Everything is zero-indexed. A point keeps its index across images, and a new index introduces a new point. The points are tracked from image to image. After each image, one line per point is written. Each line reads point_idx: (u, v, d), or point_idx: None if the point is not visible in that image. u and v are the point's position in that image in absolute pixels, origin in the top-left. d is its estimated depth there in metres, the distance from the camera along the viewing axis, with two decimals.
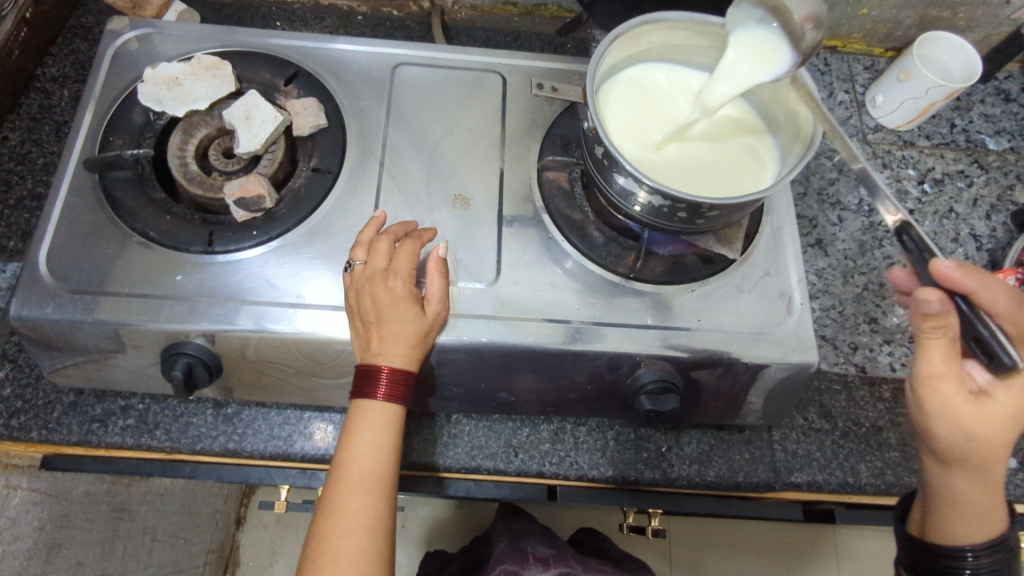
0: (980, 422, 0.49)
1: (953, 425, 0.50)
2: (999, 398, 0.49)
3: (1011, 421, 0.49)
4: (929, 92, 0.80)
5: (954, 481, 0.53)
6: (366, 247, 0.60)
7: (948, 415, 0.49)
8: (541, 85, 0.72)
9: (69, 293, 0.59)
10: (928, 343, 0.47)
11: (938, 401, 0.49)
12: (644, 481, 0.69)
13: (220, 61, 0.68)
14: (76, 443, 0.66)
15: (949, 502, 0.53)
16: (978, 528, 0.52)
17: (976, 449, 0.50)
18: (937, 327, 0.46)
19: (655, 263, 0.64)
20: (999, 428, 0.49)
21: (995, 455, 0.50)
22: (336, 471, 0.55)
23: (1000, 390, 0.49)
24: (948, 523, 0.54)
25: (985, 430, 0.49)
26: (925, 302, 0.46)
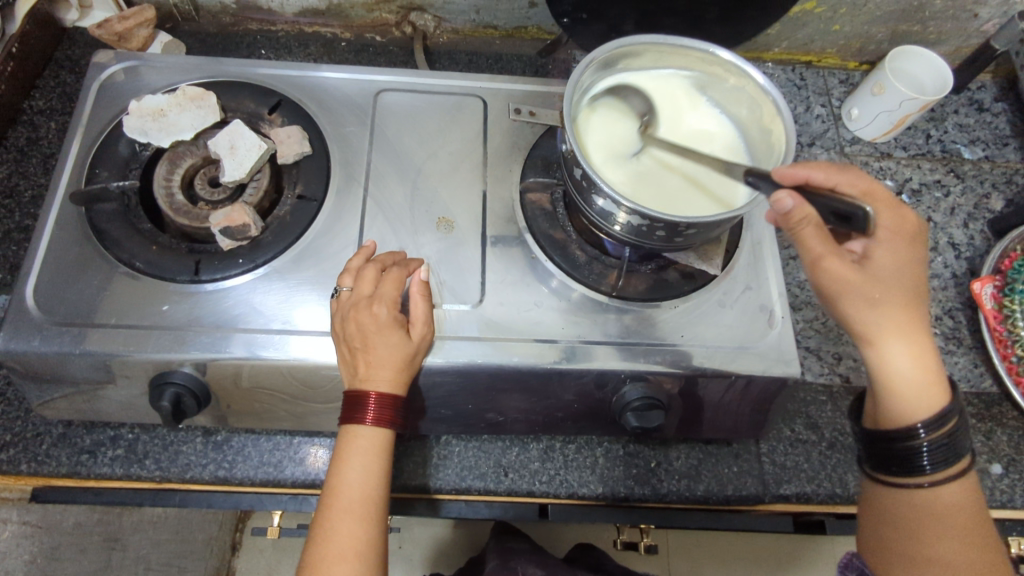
0: (874, 282, 0.50)
1: (862, 291, 0.50)
2: (880, 252, 0.51)
3: (898, 272, 0.51)
4: (902, 105, 0.82)
5: (889, 354, 0.52)
6: (353, 274, 0.61)
7: (848, 286, 0.50)
8: (519, 111, 0.73)
9: (56, 325, 0.59)
10: (804, 235, 0.49)
11: (837, 281, 0.50)
12: (634, 497, 0.69)
13: (205, 92, 0.69)
14: (65, 475, 0.66)
15: (888, 386, 0.52)
16: (925, 403, 0.51)
17: (885, 311, 0.51)
18: (806, 219, 0.48)
19: (637, 281, 0.65)
20: (893, 278, 0.51)
21: (900, 312, 0.51)
22: (327, 497, 0.56)
23: (879, 247, 0.51)
24: (894, 404, 0.52)
25: (880, 290, 0.50)
26: (783, 202, 0.47)
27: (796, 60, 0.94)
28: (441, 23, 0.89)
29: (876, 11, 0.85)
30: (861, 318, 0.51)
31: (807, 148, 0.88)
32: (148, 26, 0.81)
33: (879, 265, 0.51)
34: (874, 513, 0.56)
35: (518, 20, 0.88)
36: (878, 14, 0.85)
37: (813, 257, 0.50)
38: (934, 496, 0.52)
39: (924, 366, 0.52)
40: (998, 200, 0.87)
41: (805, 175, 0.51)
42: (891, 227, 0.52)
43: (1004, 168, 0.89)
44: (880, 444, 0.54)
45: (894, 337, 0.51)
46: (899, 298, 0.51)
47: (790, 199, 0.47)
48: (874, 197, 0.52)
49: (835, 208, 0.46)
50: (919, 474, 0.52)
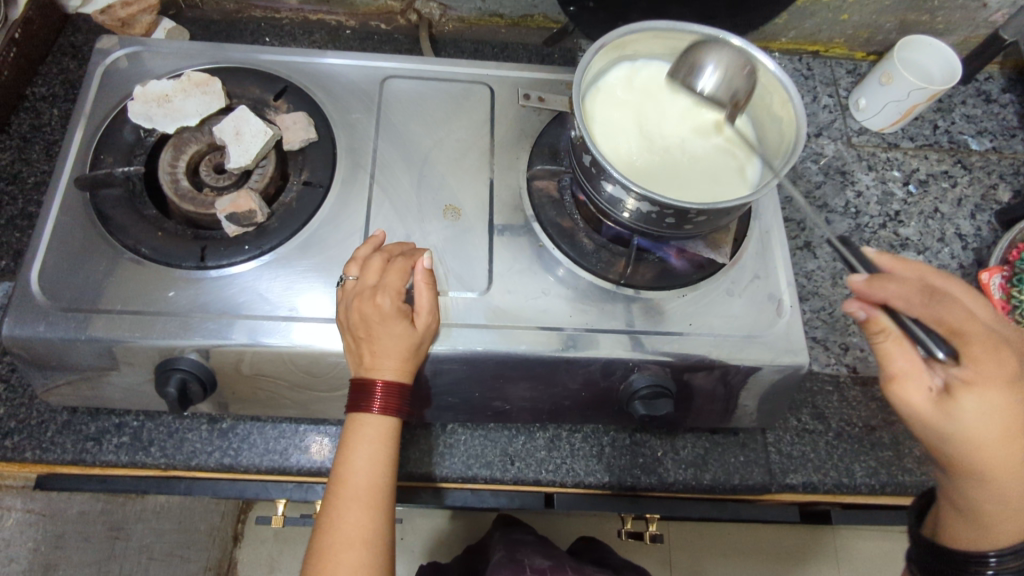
0: (945, 418, 0.45)
1: (933, 436, 0.47)
2: (966, 401, 0.44)
3: (986, 415, 0.44)
4: (911, 95, 0.82)
5: (965, 490, 0.48)
6: (360, 263, 0.60)
7: (915, 415, 0.47)
8: (528, 96, 0.73)
9: (61, 311, 0.59)
10: (881, 350, 0.48)
11: (901, 403, 0.47)
12: (640, 486, 0.69)
13: (210, 78, 0.68)
14: (70, 462, 0.65)
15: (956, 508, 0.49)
16: (998, 532, 0.47)
17: (976, 455, 0.46)
18: (883, 333, 0.47)
19: (645, 269, 0.65)
20: (978, 433, 0.45)
21: (1010, 451, 0.45)
22: (333, 486, 0.55)
23: (971, 392, 0.44)
24: (961, 527, 0.49)
25: (956, 428, 0.45)
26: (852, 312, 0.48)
27: (803, 50, 0.94)
28: (446, 12, 0.89)
29: (885, 1, 0.85)
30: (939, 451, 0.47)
31: (814, 138, 0.88)
32: (151, 13, 0.81)
33: (963, 416, 0.45)
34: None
35: (524, 8, 0.88)
36: (887, 3, 0.85)
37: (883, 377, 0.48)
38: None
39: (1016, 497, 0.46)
40: (1005, 192, 0.86)
41: (884, 297, 0.46)
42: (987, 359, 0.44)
43: (1012, 159, 0.89)
44: (932, 558, 0.51)
45: (979, 475, 0.47)
46: (990, 439, 0.45)
47: (856, 307, 0.48)
48: (968, 340, 0.44)
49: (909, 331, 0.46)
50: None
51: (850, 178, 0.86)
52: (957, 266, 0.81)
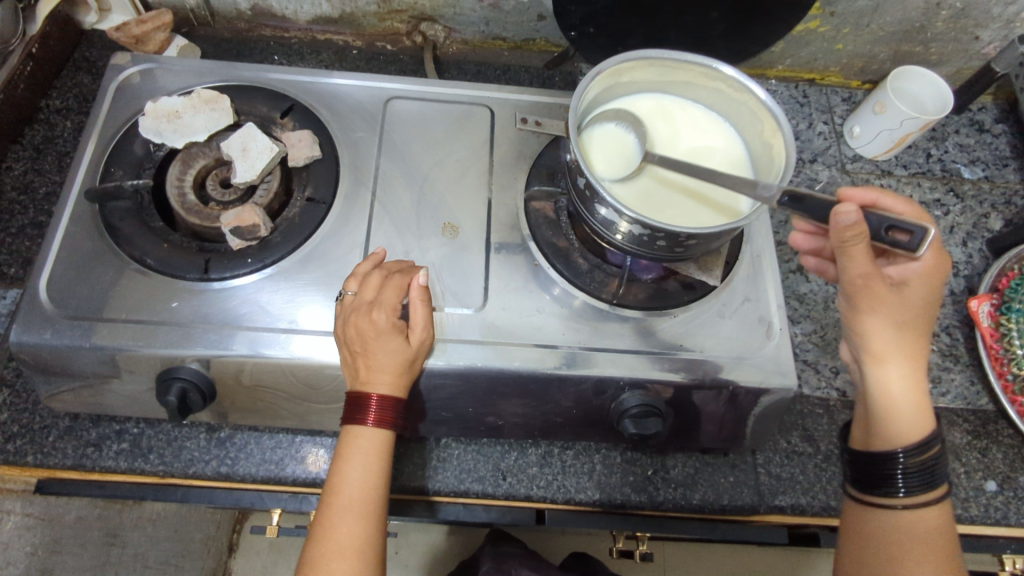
0: (903, 309, 0.52)
1: (886, 319, 0.52)
2: (915, 285, 0.52)
3: (921, 307, 0.53)
4: (903, 124, 0.83)
5: (886, 380, 0.54)
6: (359, 278, 0.62)
7: (880, 309, 0.51)
8: (525, 120, 0.75)
9: (67, 318, 0.60)
10: (851, 251, 0.48)
11: (867, 299, 0.51)
12: (631, 504, 0.70)
13: (219, 95, 0.70)
14: (70, 467, 0.67)
15: (890, 403, 0.54)
16: (913, 426, 0.53)
17: (904, 340, 0.53)
18: (858, 237, 0.47)
19: (638, 290, 0.66)
20: (913, 315, 0.52)
21: (914, 346, 0.53)
22: (327, 496, 0.57)
23: (919, 279, 0.52)
24: (889, 425, 0.54)
25: (907, 316, 0.52)
26: (845, 214, 0.46)
27: (799, 78, 0.96)
28: (450, 34, 0.91)
29: (879, 32, 0.86)
30: (880, 336, 0.53)
31: (809, 164, 0.89)
32: (165, 31, 0.83)
33: (911, 296, 0.52)
34: (853, 535, 0.56)
35: (526, 32, 0.90)
36: (881, 34, 0.87)
37: (858, 274, 0.50)
38: (898, 519, 0.53)
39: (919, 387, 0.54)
40: (997, 220, 0.88)
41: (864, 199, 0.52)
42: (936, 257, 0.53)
43: (1003, 189, 0.90)
44: (864, 461, 0.55)
45: (900, 360, 0.53)
46: (910, 324, 0.53)
47: (852, 215, 0.46)
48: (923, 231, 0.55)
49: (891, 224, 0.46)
50: (894, 496, 0.53)
51: None
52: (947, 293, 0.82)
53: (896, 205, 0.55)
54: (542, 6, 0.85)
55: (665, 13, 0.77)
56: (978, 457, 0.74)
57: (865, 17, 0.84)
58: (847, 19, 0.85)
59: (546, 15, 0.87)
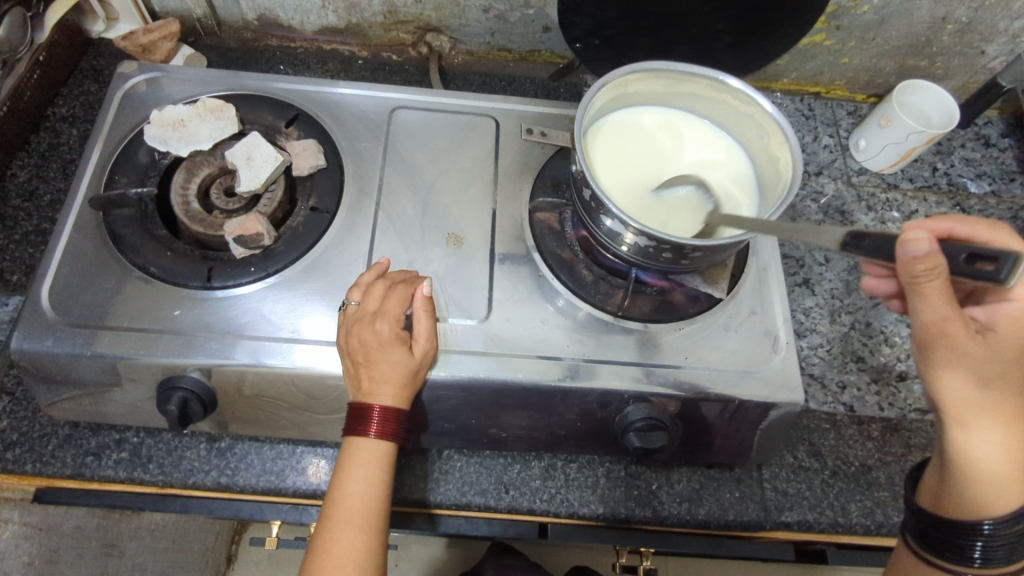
0: (987, 358, 0.47)
1: (971, 375, 0.47)
2: (1004, 331, 0.48)
3: (1012, 359, 0.48)
4: (909, 138, 0.83)
5: (971, 443, 0.49)
6: (362, 288, 0.62)
7: (958, 358, 0.47)
8: (530, 131, 0.73)
9: (69, 326, 0.60)
10: (924, 288, 0.42)
11: (945, 348, 0.46)
12: (635, 519, 0.69)
13: (224, 104, 0.70)
14: (69, 476, 0.66)
15: (969, 467, 0.49)
16: (1000, 499, 0.48)
17: (991, 399, 0.48)
18: (933, 270, 0.41)
19: (643, 302, 0.66)
20: (1004, 367, 0.47)
21: (1008, 408, 0.48)
22: (327, 508, 0.56)
23: (1009, 323, 0.48)
24: (972, 493, 0.49)
25: (990, 370, 0.47)
26: (914, 245, 0.40)
27: (805, 91, 0.96)
28: (455, 45, 0.92)
29: (884, 46, 0.86)
30: (960, 394, 0.48)
31: (814, 177, 0.89)
32: (171, 40, 0.84)
33: (1002, 345, 0.47)
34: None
35: (531, 44, 0.90)
36: (886, 48, 0.87)
37: (936, 318, 0.44)
38: None
39: (1015, 452, 0.48)
40: None
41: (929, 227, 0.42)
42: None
43: (1011, 203, 0.90)
44: (929, 525, 0.51)
45: (991, 423, 0.48)
46: (1006, 386, 0.48)
47: (926, 244, 0.40)
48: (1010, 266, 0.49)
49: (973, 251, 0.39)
50: (966, 564, 0.49)
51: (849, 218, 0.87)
52: None
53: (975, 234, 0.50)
54: (547, 18, 0.85)
55: (671, 25, 0.77)
56: None
57: (871, 30, 0.84)
58: (853, 33, 0.85)
59: (551, 27, 0.87)
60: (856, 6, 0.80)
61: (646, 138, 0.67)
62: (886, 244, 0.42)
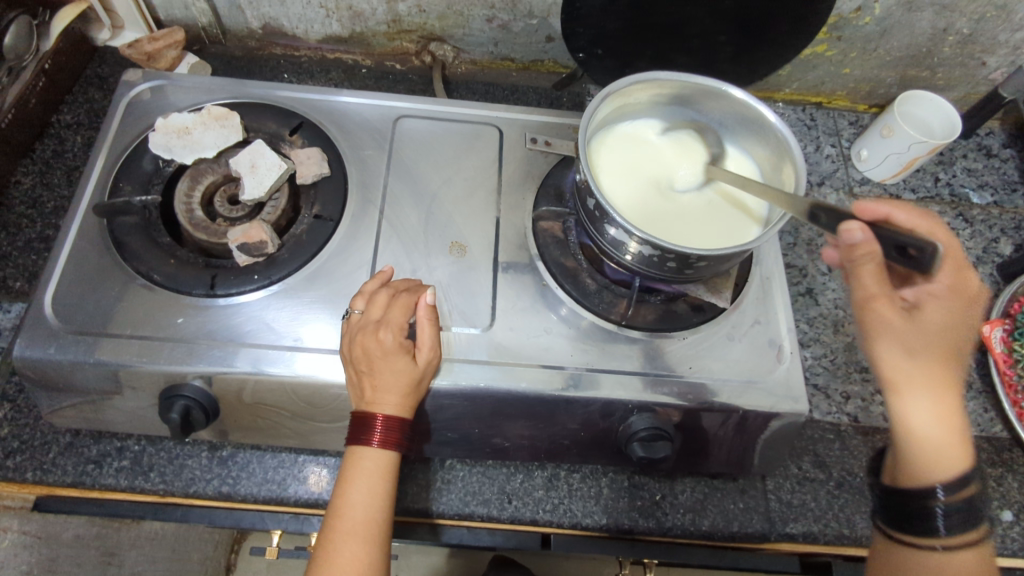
0: (922, 331, 0.48)
1: (898, 345, 0.48)
2: (932, 307, 0.48)
3: (943, 331, 0.48)
4: (911, 148, 0.83)
5: (908, 413, 0.49)
6: (366, 297, 0.61)
7: (894, 330, 0.48)
8: (535, 140, 0.75)
9: (71, 334, 0.60)
10: (863, 269, 0.45)
11: (883, 321, 0.48)
12: (638, 530, 0.68)
13: (229, 112, 0.70)
14: (70, 485, 0.66)
15: (915, 437, 0.50)
16: (945, 464, 0.49)
17: (927, 368, 0.48)
18: (868, 255, 0.44)
19: (647, 311, 0.66)
20: (935, 341, 0.48)
21: (941, 375, 0.49)
22: (330, 518, 0.56)
23: (938, 300, 0.48)
24: (917, 462, 0.50)
25: (924, 343, 0.48)
26: (853, 233, 0.43)
27: (806, 101, 0.96)
28: (459, 54, 0.92)
29: (886, 56, 0.87)
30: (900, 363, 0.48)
31: (816, 187, 0.89)
32: (176, 48, 0.84)
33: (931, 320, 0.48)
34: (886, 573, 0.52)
35: (535, 54, 0.91)
36: (888, 59, 0.87)
37: (868, 297, 0.47)
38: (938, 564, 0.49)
39: (949, 415, 0.49)
40: (1007, 245, 0.87)
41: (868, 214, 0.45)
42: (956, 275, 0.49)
43: (1013, 214, 0.90)
44: (894, 499, 0.52)
45: (923, 392, 0.49)
46: (934, 352, 0.48)
47: (862, 234, 0.43)
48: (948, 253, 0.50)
49: (901, 242, 0.42)
50: (932, 535, 0.49)
51: None
52: None
53: (907, 219, 0.51)
54: (551, 28, 0.86)
55: (674, 36, 0.78)
56: (992, 486, 0.72)
57: (872, 41, 0.85)
58: (854, 44, 0.85)
59: (554, 37, 0.87)
60: (858, 18, 0.81)
61: (650, 149, 0.67)
62: (828, 227, 0.45)
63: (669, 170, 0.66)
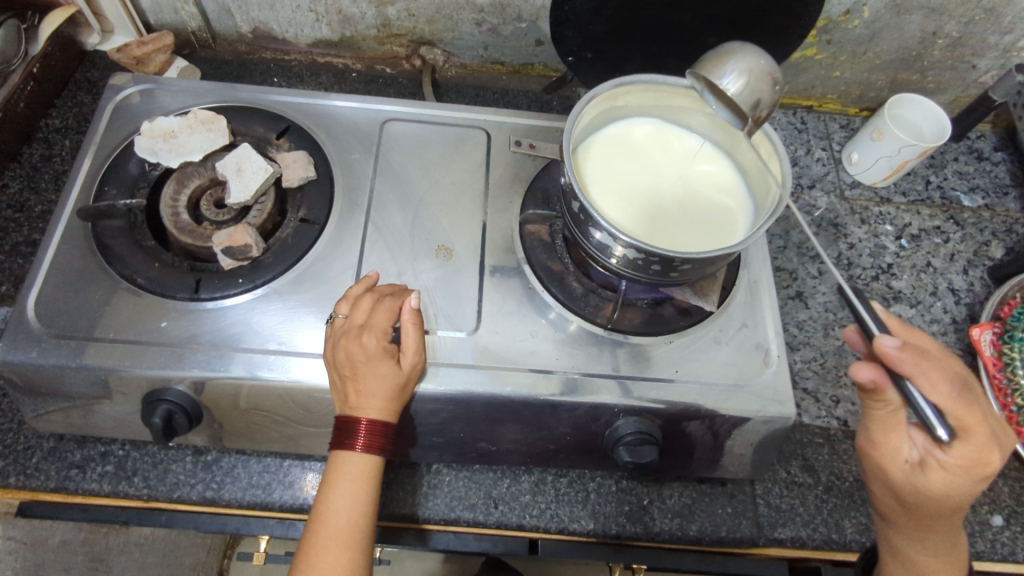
0: (915, 489, 0.50)
1: (892, 492, 0.53)
2: (932, 476, 0.48)
3: (934, 499, 0.49)
4: (902, 150, 0.83)
5: (900, 542, 0.56)
6: (350, 301, 0.61)
7: (883, 473, 0.52)
8: (519, 143, 0.74)
9: (54, 337, 0.60)
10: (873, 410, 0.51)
11: (877, 465, 0.52)
12: (626, 536, 0.68)
13: (216, 116, 0.70)
14: (53, 490, 0.65)
15: (897, 556, 0.56)
16: None
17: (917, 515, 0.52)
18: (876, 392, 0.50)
19: (633, 314, 0.65)
20: (928, 502, 0.50)
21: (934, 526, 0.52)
22: (313, 523, 0.55)
23: (937, 471, 0.48)
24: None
25: (915, 497, 0.50)
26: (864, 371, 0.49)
27: (797, 105, 0.96)
28: (449, 58, 0.92)
29: (876, 60, 0.87)
30: (897, 506, 0.54)
31: (807, 190, 0.89)
32: (165, 52, 0.84)
33: (927, 489, 0.49)
34: None
35: (524, 57, 0.91)
36: (878, 62, 0.87)
37: (872, 441, 0.52)
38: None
39: (935, 553, 0.54)
40: (998, 248, 0.87)
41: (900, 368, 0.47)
42: (967, 464, 0.47)
43: (1004, 217, 0.90)
44: None
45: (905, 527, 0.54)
46: (930, 510, 0.50)
47: (867, 374, 0.49)
48: (968, 428, 0.46)
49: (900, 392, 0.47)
50: None
51: (842, 231, 0.87)
52: (949, 321, 0.82)
53: (941, 384, 0.46)
54: (540, 32, 0.86)
55: (662, 39, 0.78)
56: (983, 491, 0.72)
57: (862, 45, 0.85)
58: (844, 47, 0.85)
59: (544, 40, 0.87)
60: (847, 21, 0.81)
61: (637, 151, 0.67)
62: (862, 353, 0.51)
63: (655, 173, 0.66)
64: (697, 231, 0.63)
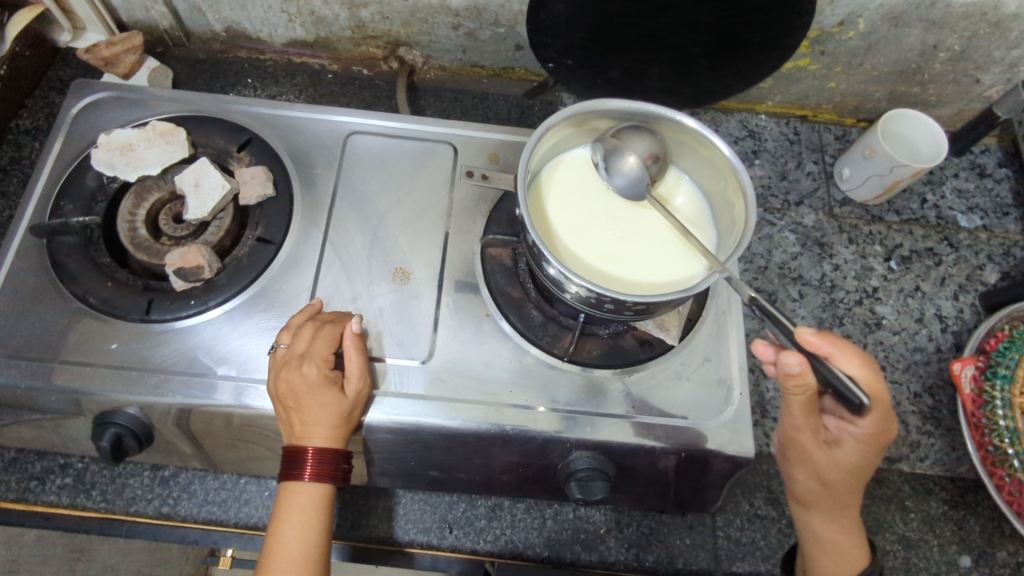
0: (839, 462, 0.54)
1: (811, 471, 0.56)
2: (850, 447, 0.53)
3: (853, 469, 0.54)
4: (893, 171, 0.79)
5: (814, 522, 0.59)
6: (292, 330, 0.60)
7: (807, 455, 0.55)
8: (471, 173, 0.71)
9: (5, 357, 0.60)
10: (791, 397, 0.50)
11: (802, 448, 0.55)
12: (580, 564, 0.67)
13: (175, 128, 0.69)
14: (13, 500, 0.67)
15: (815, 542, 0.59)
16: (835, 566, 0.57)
17: (830, 492, 0.57)
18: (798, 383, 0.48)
19: (592, 345, 0.64)
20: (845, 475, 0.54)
21: (841, 504, 0.57)
22: (263, 558, 0.55)
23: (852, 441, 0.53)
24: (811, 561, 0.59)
25: (833, 472, 0.54)
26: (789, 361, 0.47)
27: (791, 114, 0.91)
28: (428, 60, 0.89)
29: (873, 71, 0.82)
30: (814, 488, 0.58)
31: (794, 207, 0.86)
32: (135, 53, 0.82)
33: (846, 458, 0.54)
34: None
35: (505, 61, 0.88)
36: (875, 73, 0.83)
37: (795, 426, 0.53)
38: None
39: (846, 531, 0.58)
40: (992, 272, 0.84)
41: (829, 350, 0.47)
42: (875, 433, 0.52)
43: (1002, 239, 0.86)
44: None
45: (822, 509, 0.58)
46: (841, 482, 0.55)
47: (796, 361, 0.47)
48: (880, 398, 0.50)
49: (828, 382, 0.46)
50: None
51: (828, 251, 0.83)
52: (933, 350, 0.79)
53: (851, 365, 0.48)
54: (518, 37, 0.83)
55: (640, 48, 0.75)
56: (953, 529, 0.70)
57: (858, 56, 0.80)
58: (839, 58, 0.80)
59: (523, 45, 0.84)
60: (840, 32, 0.76)
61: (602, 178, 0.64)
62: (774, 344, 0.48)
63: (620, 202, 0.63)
64: (658, 264, 0.60)
